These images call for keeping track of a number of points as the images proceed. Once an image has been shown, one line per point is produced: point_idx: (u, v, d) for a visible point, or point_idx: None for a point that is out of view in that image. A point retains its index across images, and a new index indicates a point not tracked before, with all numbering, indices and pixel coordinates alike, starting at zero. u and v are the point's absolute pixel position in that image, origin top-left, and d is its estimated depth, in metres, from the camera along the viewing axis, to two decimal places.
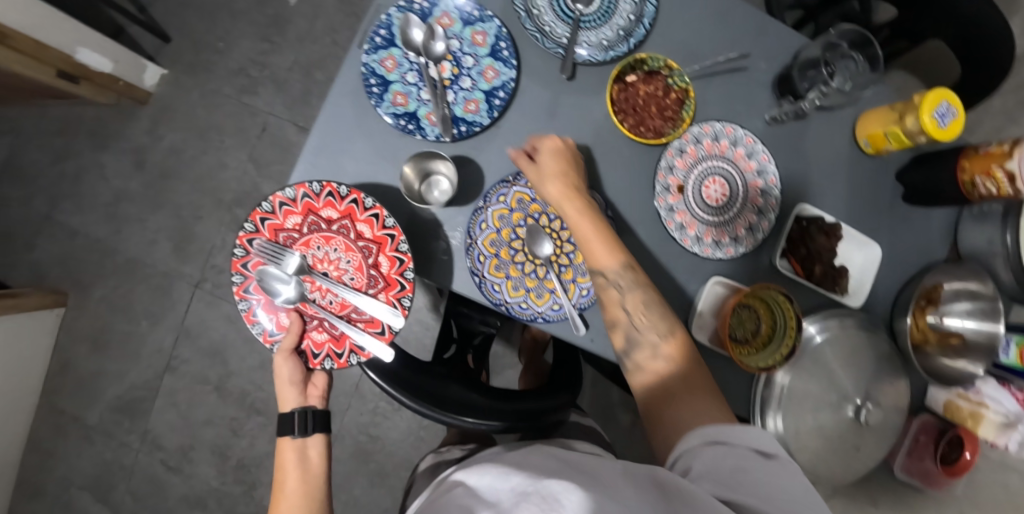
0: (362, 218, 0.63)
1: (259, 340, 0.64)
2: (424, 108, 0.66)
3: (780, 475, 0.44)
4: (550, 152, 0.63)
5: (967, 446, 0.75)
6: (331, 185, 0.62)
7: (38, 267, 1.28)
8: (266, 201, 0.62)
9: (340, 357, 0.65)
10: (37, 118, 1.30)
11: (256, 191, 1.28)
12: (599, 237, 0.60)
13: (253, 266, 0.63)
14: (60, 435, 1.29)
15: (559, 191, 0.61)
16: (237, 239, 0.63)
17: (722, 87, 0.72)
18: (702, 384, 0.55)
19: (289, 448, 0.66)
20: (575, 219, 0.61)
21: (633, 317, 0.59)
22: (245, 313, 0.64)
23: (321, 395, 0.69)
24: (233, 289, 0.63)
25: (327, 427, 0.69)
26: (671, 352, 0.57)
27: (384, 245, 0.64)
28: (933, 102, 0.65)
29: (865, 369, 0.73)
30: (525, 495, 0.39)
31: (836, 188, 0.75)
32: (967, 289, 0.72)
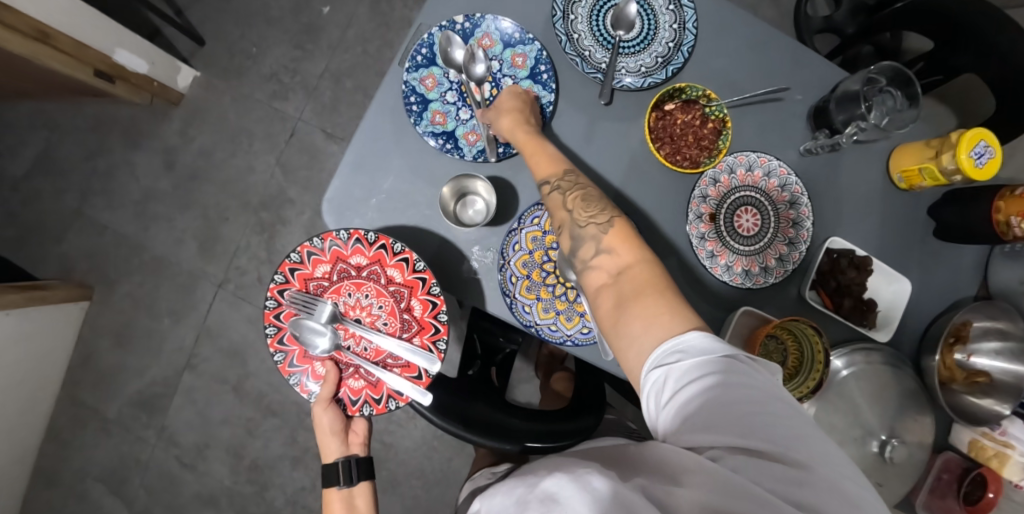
0: (392, 263, 0.64)
1: (297, 391, 0.66)
2: (463, 127, 0.67)
3: (760, 383, 0.42)
4: (505, 93, 0.66)
5: (991, 485, 0.74)
6: (358, 232, 0.64)
7: (67, 261, 1.31)
8: (294, 252, 0.64)
9: (378, 402, 0.65)
10: (73, 114, 1.33)
11: (282, 195, 1.30)
12: (543, 152, 0.62)
13: (285, 316, 0.65)
14: (79, 426, 1.31)
15: (509, 122, 0.63)
16: (269, 291, 0.65)
17: (756, 117, 0.72)
18: (650, 274, 0.52)
19: (337, 498, 0.67)
20: (523, 142, 0.62)
21: (574, 214, 0.58)
22: (281, 364, 0.65)
23: (363, 442, 0.70)
24: (267, 340, 0.65)
25: (371, 473, 0.70)
26: (614, 245, 0.55)
27: (415, 288, 0.65)
28: (971, 141, 0.65)
29: (890, 405, 0.72)
30: (526, 502, 0.41)
31: (866, 220, 0.75)
32: (996, 328, 0.73)
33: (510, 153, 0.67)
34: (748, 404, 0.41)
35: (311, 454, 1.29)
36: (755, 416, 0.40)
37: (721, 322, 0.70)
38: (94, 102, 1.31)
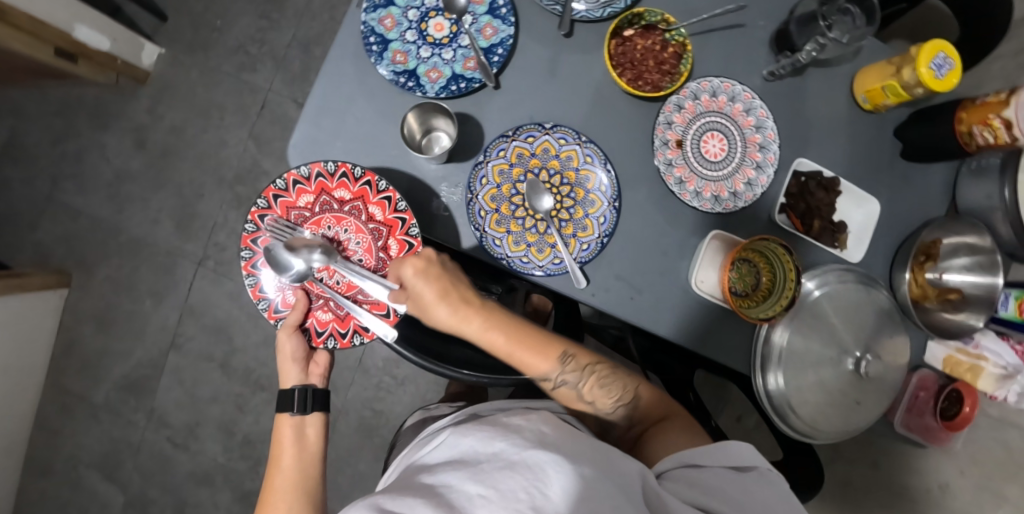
0: (374, 200, 0.63)
1: (264, 315, 0.65)
2: (424, 65, 0.66)
3: (757, 487, 0.51)
4: (415, 276, 0.61)
5: (966, 400, 0.73)
6: (345, 166, 0.62)
7: (43, 248, 1.29)
8: (280, 179, 0.63)
9: (343, 336, 0.65)
10: (37, 98, 1.30)
11: (257, 168, 1.28)
12: (521, 349, 0.61)
13: (261, 242, 0.64)
14: (68, 414, 1.30)
15: (453, 315, 0.61)
16: (249, 215, 0.64)
17: (719, 45, 0.72)
18: (668, 424, 0.60)
19: (287, 424, 0.64)
20: (485, 335, 0.61)
21: (597, 403, 0.63)
22: (251, 287, 0.64)
23: (323, 374, 0.68)
24: (241, 264, 0.64)
25: (327, 406, 0.67)
26: (636, 408, 0.63)
27: (394, 228, 0.64)
28: (930, 53, 0.66)
29: (864, 324, 0.73)
30: (510, 463, 0.44)
31: (833, 144, 0.76)
32: (965, 243, 0.73)
33: (474, 87, 0.66)
34: (743, 495, 0.50)
35: None
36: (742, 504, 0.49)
37: (693, 249, 0.70)
38: (59, 85, 1.28)
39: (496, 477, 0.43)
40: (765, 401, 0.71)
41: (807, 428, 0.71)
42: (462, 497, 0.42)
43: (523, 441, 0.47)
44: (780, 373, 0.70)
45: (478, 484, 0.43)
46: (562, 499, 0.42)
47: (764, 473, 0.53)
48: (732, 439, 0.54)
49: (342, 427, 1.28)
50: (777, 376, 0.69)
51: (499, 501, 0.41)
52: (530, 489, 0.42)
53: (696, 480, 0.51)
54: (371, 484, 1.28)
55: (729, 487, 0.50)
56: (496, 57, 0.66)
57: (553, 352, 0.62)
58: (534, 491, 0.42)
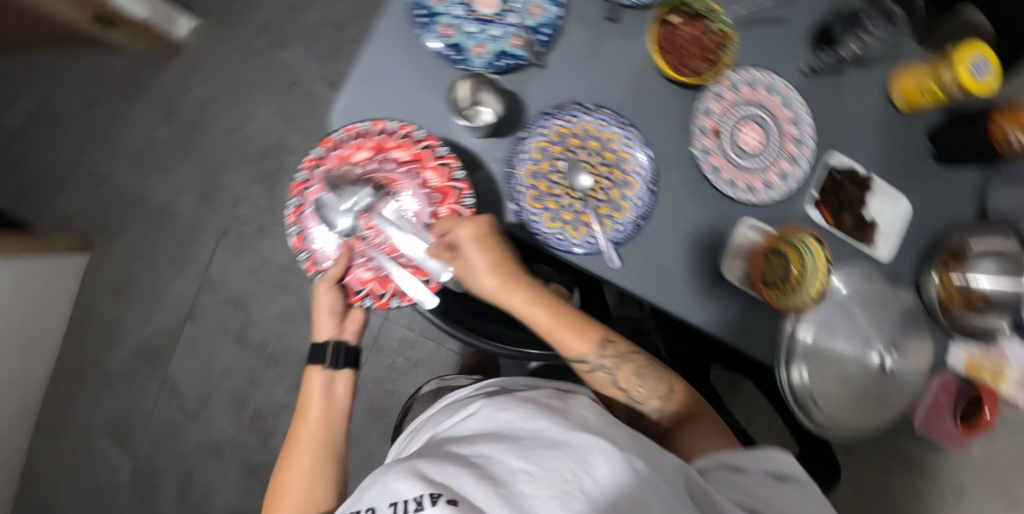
0: (431, 165, 0.65)
1: (304, 266, 0.67)
2: (471, 40, 0.67)
3: (801, 497, 0.51)
4: (469, 241, 0.62)
5: (987, 403, 0.76)
6: (408, 127, 0.64)
7: (67, 212, 1.30)
8: (339, 131, 0.65)
9: (381, 297, 0.67)
10: (70, 65, 1.31)
11: (283, 144, 1.29)
12: (560, 329, 0.64)
13: (311, 192, 0.66)
14: (81, 378, 1.31)
15: (498, 285, 0.65)
16: (303, 162, 0.66)
17: (760, 37, 0.73)
18: (703, 427, 0.60)
19: (318, 376, 0.68)
20: (524, 309, 0.65)
21: (631, 392, 0.63)
22: (295, 236, 0.66)
23: (356, 331, 0.71)
24: (288, 211, 0.66)
25: (356, 363, 0.71)
26: (674, 404, 0.63)
27: (447, 196, 0.66)
28: (969, 54, 0.67)
29: (890, 321, 0.73)
30: (556, 443, 0.45)
31: (868, 143, 0.76)
32: (993, 248, 0.71)
33: (519, 65, 0.67)
34: (785, 501, 0.49)
35: None
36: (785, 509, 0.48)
37: (724, 237, 0.71)
38: (92, 52, 1.29)
39: (539, 455, 0.44)
40: (788, 394, 0.71)
41: (828, 422, 0.71)
42: (506, 470, 0.44)
43: (566, 423, 0.48)
44: (805, 367, 0.70)
45: (521, 459, 0.44)
46: (607, 482, 0.42)
47: (809, 484, 0.52)
48: (776, 448, 0.54)
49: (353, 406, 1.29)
50: (802, 370, 0.70)
51: (543, 478, 0.42)
52: (575, 469, 0.42)
53: (738, 481, 0.50)
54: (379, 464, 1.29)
55: (774, 493, 0.50)
56: (542, 37, 0.67)
57: (591, 335, 0.64)
58: (580, 472, 0.42)
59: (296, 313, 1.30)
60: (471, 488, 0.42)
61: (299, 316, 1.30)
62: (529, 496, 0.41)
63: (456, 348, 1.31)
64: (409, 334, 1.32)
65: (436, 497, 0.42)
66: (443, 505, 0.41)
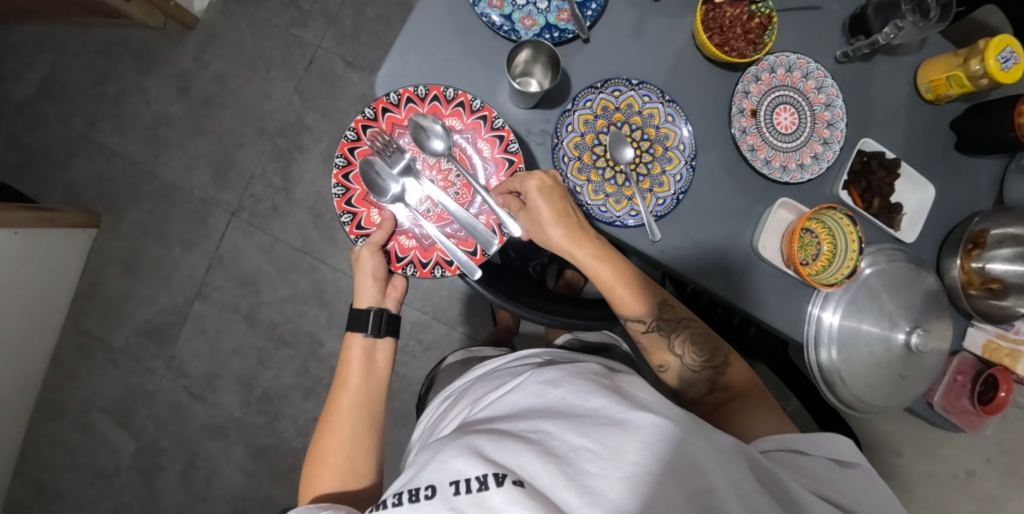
0: (485, 136, 0.68)
1: (346, 229, 0.69)
2: (519, 12, 0.67)
3: (862, 482, 0.52)
4: (538, 193, 0.62)
5: (1002, 386, 0.77)
6: (465, 96, 0.67)
7: (74, 187, 1.27)
8: (394, 93, 0.67)
9: (424, 266, 0.69)
10: (81, 35, 1.28)
11: (300, 123, 1.28)
12: (622, 288, 0.67)
13: (359, 153, 0.69)
14: (85, 356, 1.28)
15: (564, 238, 0.64)
16: (354, 122, 0.68)
17: (797, 23, 0.74)
18: (749, 396, 0.64)
19: (359, 344, 0.68)
20: (588, 263, 0.66)
21: (684, 357, 0.68)
22: (339, 197, 0.68)
23: (397, 299, 0.73)
24: (334, 170, 0.68)
25: (396, 332, 0.71)
26: (721, 370, 0.67)
27: (500, 168, 0.69)
28: (998, 47, 0.69)
29: (914, 302, 0.75)
30: (617, 421, 0.45)
31: (894, 131, 0.78)
32: (1010, 234, 0.76)
33: (566, 38, 0.68)
34: (846, 488, 0.51)
35: (324, 385, 1.30)
36: (849, 494, 0.50)
37: (757, 216, 0.73)
38: (105, 24, 1.26)
39: (603, 433, 0.43)
40: (816, 373, 0.74)
41: (854, 399, 0.73)
42: (568, 448, 0.43)
43: (623, 401, 0.47)
44: (834, 348, 0.73)
45: (583, 436, 0.44)
46: (673, 462, 0.42)
47: (868, 471, 0.53)
48: (836, 433, 0.55)
49: None
50: (831, 350, 0.72)
51: (609, 457, 0.42)
52: (643, 450, 0.42)
53: (804, 466, 0.51)
54: (388, 447, 1.28)
55: (837, 477, 0.51)
56: (589, 11, 0.68)
57: (651, 297, 0.67)
58: (645, 453, 0.42)
59: (308, 294, 1.29)
60: (535, 467, 0.41)
61: (311, 297, 1.29)
62: (596, 475, 0.41)
63: (468, 332, 1.32)
64: (422, 317, 1.31)
65: (501, 477, 0.40)
66: (509, 486, 0.40)
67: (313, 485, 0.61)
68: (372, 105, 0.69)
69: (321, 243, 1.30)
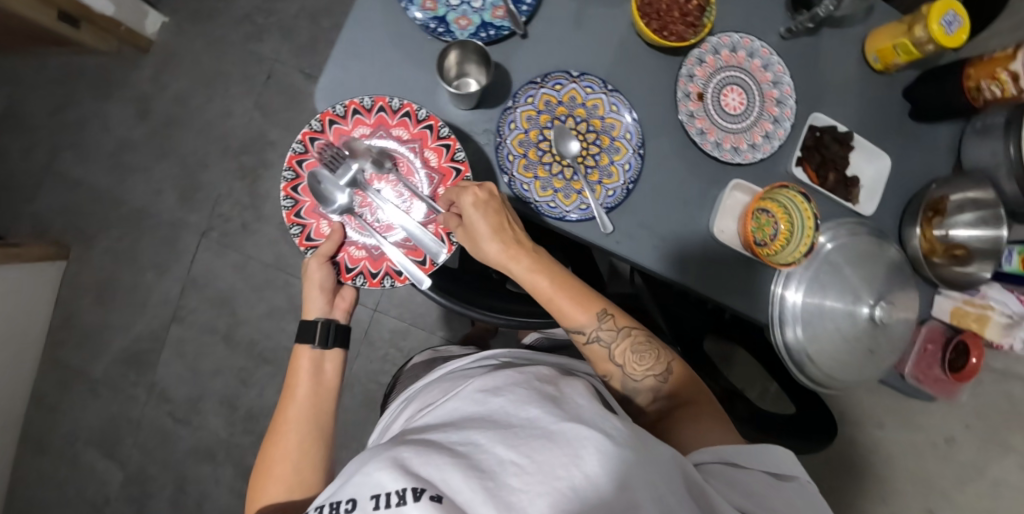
0: (432, 145, 0.67)
1: (295, 240, 0.68)
2: (453, 13, 0.66)
3: (794, 495, 0.53)
4: (472, 207, 0.61)
5: (973, 351, 0.76)
6: (410, 106, 0.66)
7: (40, 219, 1.26)
8: (340, 105, 0.65)
9: (374, 276, 0.68)
10: (35, 66, 1.26)
11: (263, 138, 1.27)
12: (563, 299, 0.65)
13: (307, 164, 0.67)
14: (65, 389, 1.27)
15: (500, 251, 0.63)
16: (300, 135, 0.66)
17: (738, 1, 0.74)
18: (692, 408, 0.63)
19: (306, 356, 0.67)
20: (524, 277, 0.64)
21: (626, 367, 0.66)
22: (288, 210, 0.67)
23: (346, 310, 0.71)
24: (282, 183, 0.67)
25: (346, 343, 0.70)
26: (666, 383, 0.66)
27: (446, 177, 0.67)
28: (940, 11, 0.68)
29: (877, 275, 0.74)
30: (550, 434, 0.44)
31: (847, 103, 0.78)
32: (970, 198, 0.74)
33: (503, 35, 0.67)
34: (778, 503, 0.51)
35: None
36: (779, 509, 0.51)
37: (714, 198, 0.72)
38: (59, 52, 1.25)
39: (532, 447, 0.43)
40: (784, 353, 0.73)
41: (824, 376, 0.73)
42: (493, 460, 0.43)
43: (559, 413, 0.47)
44: (800, 327, 0.72)
45: (511, 450, 0.43)
46: (599, 480, 0.42)
47: (803, 486, 0.55)
48: (775, 445, 0.56)
49: (347, 400, 1.28)
50: (796, 328, 0.72)
51: (534, 472, 0.41)
52: (569, 467, 0.42)
53: (737, 480, 0.52)
54: None
55: (770, 492, 0.52)
56: (524, 6, 0.66)
57: (592, 307, 0.65)
58: (573, 469, 0.42)
59: (285, 310, 1.28)
60: (457, 481, 0.41)
61: (288, 313, 1.28)
62: (517, 490, 0.41)
63: (448, 335, 1.31)
64: (401, 324, 1.31)
65: (420, 492, 0.40)
66: (427, 502, 0.40)
67: (260, 497, 0.60)
68: (319, 116, 0.67)
69: (294, 257, 1.29)
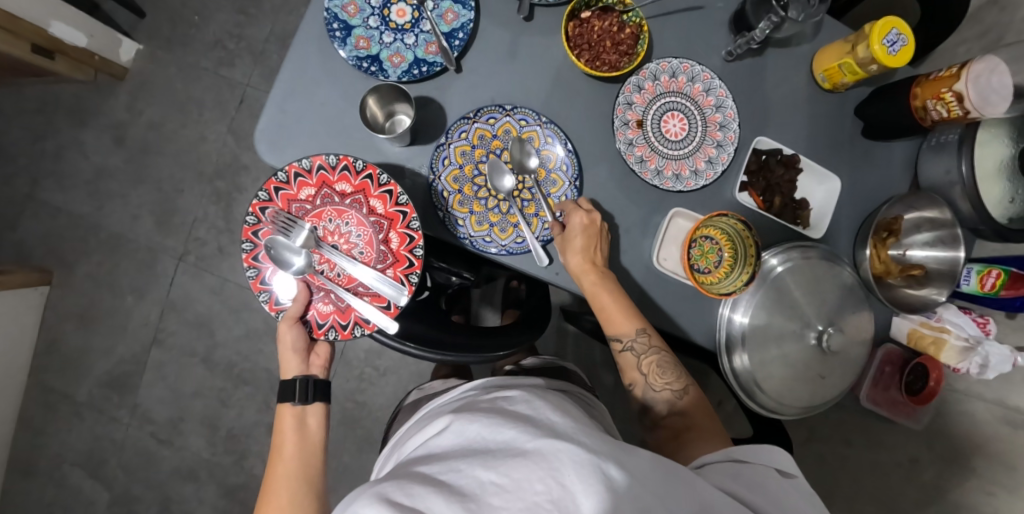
0: (376, 194, 0.64)
1: (265, 307, 0.65)
2: (387, 51, 0.67)
3: (799, 493, 0.52)
4: (579, 227, 0.64)
5: (932, 372, 0.76)
6: (347, 159, 0.63)
7: (23, 247, 1.28)
8: (281, 171, 0.63)
9: (345, 328, 0.65)
10: (15, 97, 1.29)
11: (236, 162, 1.30)
12: (616, 307, 0.65)
13: (263, 234, 0.64)
14: (51, 413, 1.29)
15: (579, 264, 0.65)
16: (250, 207, 0.63)
17: (679, 25, 0.73)
18: (706, 422, 0.63)
19: (289, 414, 0.67)
20: (591, 290, 0.65)
21: (648, 378, 0.67)
22: (253, 280, 0.64)
23: (324, 365, 0.71)
24: (243, 256, 0.64)
25: (327, 395, 0.70)
26: (686, 402, 0.65)
27: (395, 221, 0.65)
28: (882, 30, 0.65)
29: (827, 300, 0.73)
30: (524, 451, 0.43)
31: (795, 124, 0.77)
32: (925, 218, 0.74)
33: (435, 71, 0.67)
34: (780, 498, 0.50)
35: None
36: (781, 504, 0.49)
37: (655, 226, 0.71)
38: (36, 82, 1.27)
39: (509, 465, 0.42)
40: (731, 378, 0.71)
41: (773, 404, 0.70)
42: (474, 484, 0.42)
43: (534, 431, 0.46)
44: (746, 353, 0.70)
45: (490, 470, 0.42)
46: (579, 490, 0.40)
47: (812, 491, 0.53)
48: (778, 446, 0.56)
49: None
50: (743, 356, 0.70)
51: (513, 491, 0.40)
52: (547, 479, 0.41)
53: (738, 476, 0.52)
54: (356, 475, 1.29)
55: (771, 484, 0.51)
56: (456, 41, 0.67)
57: (636, 319, 0.66)
58: (551, 482, 0.40)
59: (261, 331, 1.30)
60: (439, 507, 0.40)
61: (264, 333, 1.30)
62: (499, 509, 0.40)
63: None
64: (376, 343, 1.31)
65: None
66: None
67: None
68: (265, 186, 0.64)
69: None
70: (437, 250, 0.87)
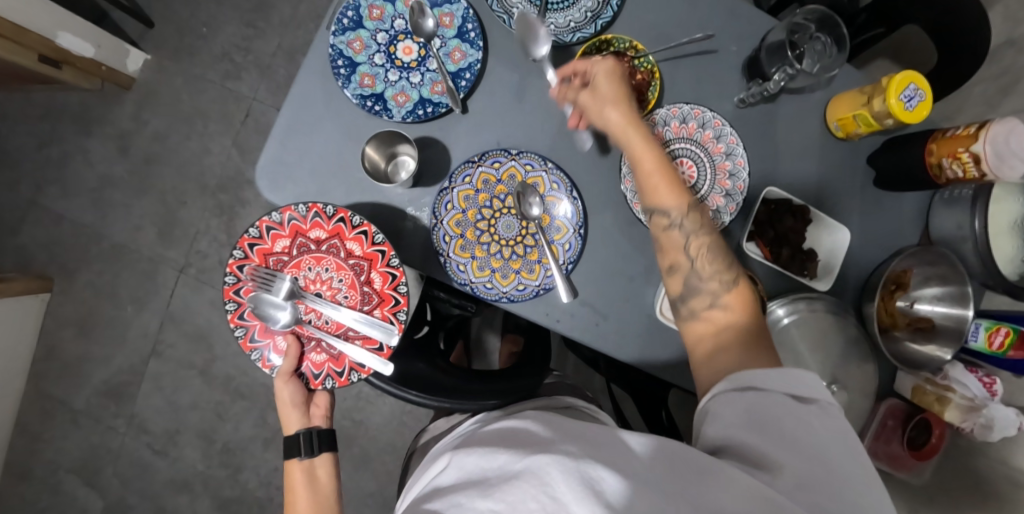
0: (351, 236, 0.63)
1: (258, 366, 0.64)
2: (391, 89, 0.66)
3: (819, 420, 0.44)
4: (608, 77, 0.63)
5: (935, 428, 0.77)
6: (317, 206, 0.63)
7: (25, 253, 1.28)
8: (253, 227, 0.63)
9: (340, 375, 0.64)
10: (20, 101, 1.28)
11: (240, 176, 1.30)
12: (661, 169, 0.61)
13: (244, 292, 0.63)
14: (48, 419, 1.29)
15: (622, 116, 0.62)
16: (227, 267, 0.62)
17: (690, 70, 0.72)
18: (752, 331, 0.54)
19: (297, 469, 0.67)
20: (638, 145, 0.61)
21: (697, 261, 0.58)
22: (242, 340, 0.63)
23: (325, 414, 0.69)
24: (228, 316, 0.63)
25: (334, 445, 0.69)
26: (731, 300, 0.56)
27: (375, 261, 0.64)
28: (901, 85, 0.63)
29: (832, 352, 0.71)
30: (514, 472, 0.41)
31: (805, 172, 0.75)
32: (936, 273, 0.72)
33: (440, 112, 0.66)
34: (795, 431, 0.43)
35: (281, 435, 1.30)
36: (796, 442, 0.42)
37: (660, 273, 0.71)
38: (44, 89, 1.27)
39: (504, 491, 0.40)
40: None
41: None
42: None
43: (524, 449, 0.44)
44: None
45: (487, 499, 0.40)
46: (572, 500, 0.38)
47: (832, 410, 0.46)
48: (800, 370, 0.48)
49: None
50: None
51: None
52: (540, 496, 0.38)
53: (743, 415, 0.45)
54: (350, 494, 1.28)
55: (785, 415, 0.44)
56: (463, 81, 0.66)
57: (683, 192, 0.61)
58: (545, 498, 0.38)
59: None
60: None
61: None
62: None
63: None
64: None
65: None
66: None
67: None
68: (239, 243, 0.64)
69: None
70: (440, 281, 0.85)
